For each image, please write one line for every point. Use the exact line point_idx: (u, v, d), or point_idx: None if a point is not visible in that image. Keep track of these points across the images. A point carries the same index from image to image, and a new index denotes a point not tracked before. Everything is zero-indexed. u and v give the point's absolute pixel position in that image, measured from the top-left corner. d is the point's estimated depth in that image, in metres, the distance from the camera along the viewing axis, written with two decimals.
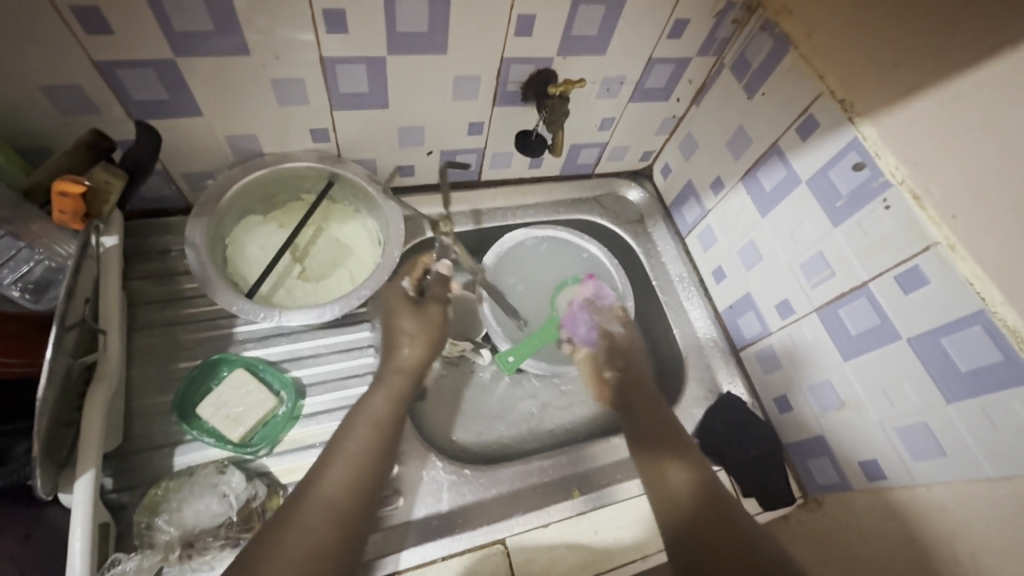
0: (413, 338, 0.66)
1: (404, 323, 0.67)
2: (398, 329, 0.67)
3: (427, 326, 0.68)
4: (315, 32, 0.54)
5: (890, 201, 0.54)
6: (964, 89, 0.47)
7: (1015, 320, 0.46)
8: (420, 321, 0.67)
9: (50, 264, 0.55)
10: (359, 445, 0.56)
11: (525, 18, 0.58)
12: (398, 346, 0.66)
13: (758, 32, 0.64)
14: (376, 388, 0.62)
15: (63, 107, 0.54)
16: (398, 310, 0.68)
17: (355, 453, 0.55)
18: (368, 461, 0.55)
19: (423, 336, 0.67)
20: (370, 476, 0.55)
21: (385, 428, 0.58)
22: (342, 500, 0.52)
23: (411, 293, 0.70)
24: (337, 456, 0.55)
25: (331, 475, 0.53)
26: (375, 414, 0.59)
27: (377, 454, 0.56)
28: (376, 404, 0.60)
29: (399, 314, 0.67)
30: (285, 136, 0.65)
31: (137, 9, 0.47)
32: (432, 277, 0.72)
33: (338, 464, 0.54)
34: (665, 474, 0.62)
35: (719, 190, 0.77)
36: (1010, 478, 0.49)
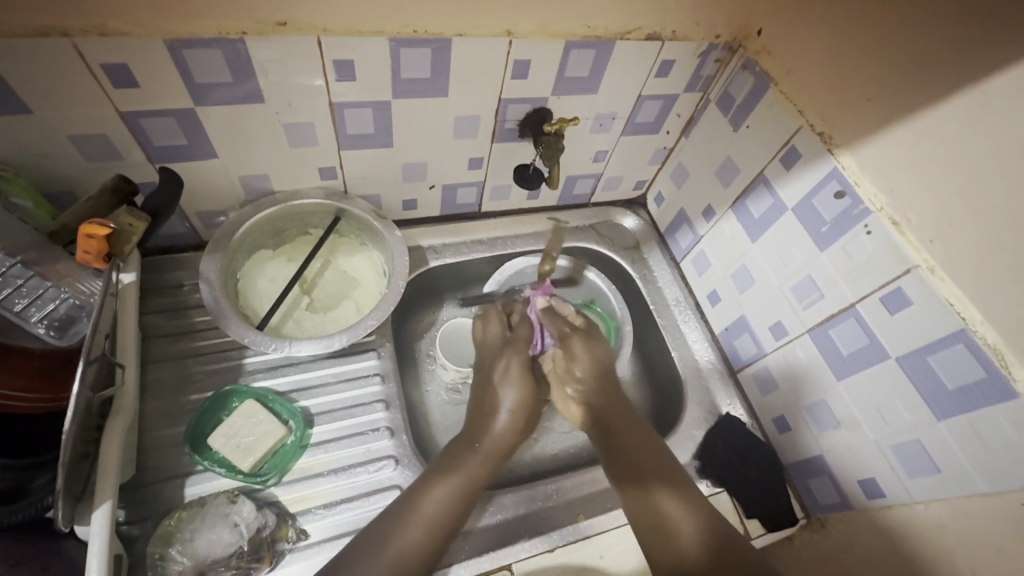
0: (514, 411, 0.70)
1: (511, 391, 0.71)
2: (499, 399, 0.70)
3: (528, 406, 0.71)
4: (326, 80, 0.58)
5: (871, 226, 0.57)
6: (931, 124, 0.50)
7: (996, 338, 0.48)
8: (529, 397, 0.71)
9: (73, 302, 0.58)
10: (437, 513, 0.59)
11: (521, 63, 0.62)
12: (495, 415, 0.69)
13: (741, 70, 0.68)
14: (468, 460, 0.64)
15: (88, 154, 0.58)
16: (514, 378, 0.72)
17: (432, 520, 0.59)
18: (441, 532, 0.59)
19: (520, 412, 0.70)
20: (438, 545, 0.58)
21: (464, 502, 0.61)
22: (409, 567, 0.55)
23: (528, 362, 0.74)
24: (412, 523, 0.58)
25: (406, 540, 0.56)
26: (459, 487, 0.62)
27: (449, 525, 0.59)
28: (468, 474, 0.63)
29: (515, 384, 0.71)
30: (295, 175, 0.69)
31: (162, 65, 0.51)
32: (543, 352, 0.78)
33: (412, 530, 0.57)
34: (663, 506, 0.61)
35: (711, 217, 0.80)
36: (1003, 492, 0.50)
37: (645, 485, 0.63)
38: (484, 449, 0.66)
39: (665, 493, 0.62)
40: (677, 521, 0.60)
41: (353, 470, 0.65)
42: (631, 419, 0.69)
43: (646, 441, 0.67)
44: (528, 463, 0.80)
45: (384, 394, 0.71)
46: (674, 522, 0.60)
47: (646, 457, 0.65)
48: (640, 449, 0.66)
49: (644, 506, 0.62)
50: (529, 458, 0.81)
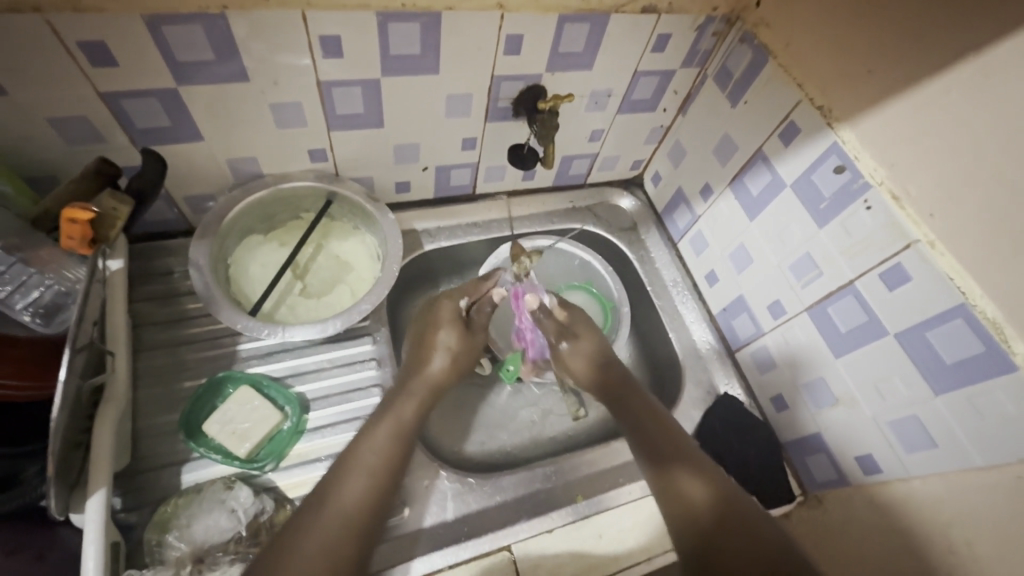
0: (445, 351, 0.70)
1: (444, 335, 0.71)
2: (434, 343, 0.70)
3: (462, 347, 0.72)
4: (312, 58, 0.56)
5: (871, 201, 0.56)
6: (934, 94, 0.49)
7: (995, 312, 0.47)
8: (462, 341, 0.72)
9: (59, 289, 0.56)
10: (381, 456, 0.59)
11: (513, 38, 0.60)
12: (429, 356, 0.70)
13: (739, 44, 0.67)
14: (401, 401, 0.64)
15: (69, 138, 0.56)
16: (444, 321, 0.72)
17: (376, 465, 0.58)
18: (386, 473, 0.58)
19: (454, 354, 0.71)
20: (387, 489, 0.57)
21: (403, 442, 0.61)
22: (359, 512, 0.55)
23: (461, 311, 0.73)
24: (353, 467, 0.57)
25: (349, 485, 0.56)
26: (398, 426, 0.61)
27: (393, 463, 0.59)
28: (402, 411, 0.63)
29: (447, 329, 0.71)
30: (285, 158, 0.67)
31: (141, 42, 0.49)
32: (483, 301, 0.76)
33: (358, 472, 0.57)
34: (683, 487, 0.60)
35: (708, 196, 0.79)
36: (999, 466, 0.50)
37: (664, 468, 0.63)
38: (416, 388, 0.66)
39: (687, 475, 0.61)
40: (693, 495, 0.59)
41: None
42: (646, 405, 0.69)
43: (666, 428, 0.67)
44: (527, 446, 0.80)
45: (381, 378, 0.70)
46: (690, 495, 0.60)
47: (667, 441, 0.65)
48: (665, 432, 0.66)
49: (665, 484, 0.62)
50: (527, 440, 0.81)
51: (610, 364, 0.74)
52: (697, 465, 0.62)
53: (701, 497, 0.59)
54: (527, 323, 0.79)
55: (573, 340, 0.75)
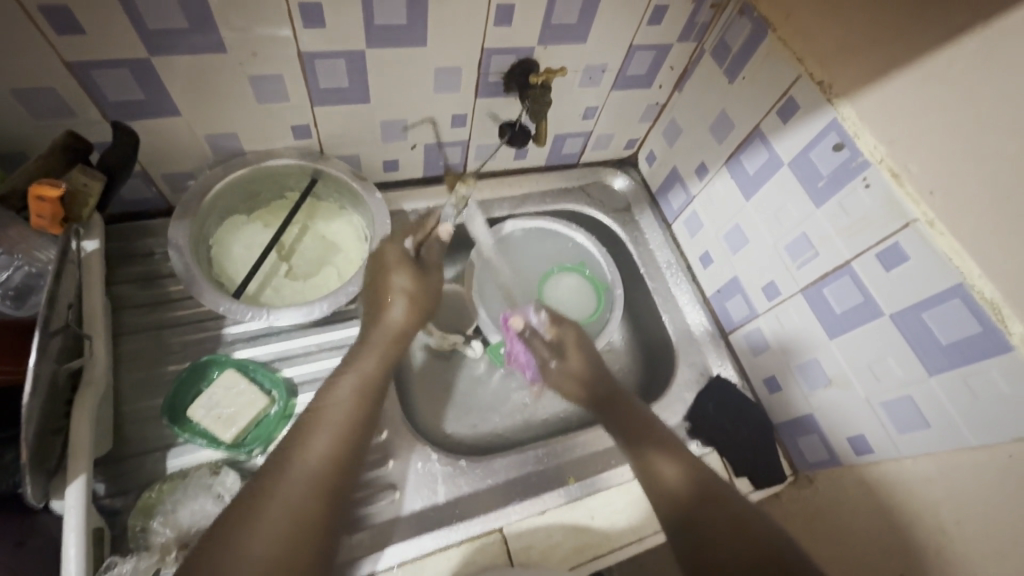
0: (402, 298, 0.64)
1: (398, 280, 0.64)
2: (390, 290, 0.64)
3: (419, 293, 0.65)
4: (293, 28, 0.53)
5: (870, 179, 0.55)
6: (938, 68, 0.47)
7: (993, 293, 0.47)
8: (419, 284, 0.65)
9: (29, 270, 0.54)
10: (344, 414, 0.56)
11: (505, 8, 0.58)
12: (386, 306, 0.64)
13: (738, 16, 0.65)
14: (364, 355, 0.61)
15: (37, 111, 0.53)
16: (393, 264, 0.65)
17: (338, 421, 0.56)
18: (349, 431, 0.56)
19: (413, 299, 0.65)
20: (353, 446, 0.55)
21: (367, 398, 0.59)
22: (324, 469, 0.52)
23: (409, 252, 0.67)
24: (316, 426, 0.55)
25: (312, 446, 0.53)
26: (363, 383, 0.59)
27: (357, 420, 0.57)
28: (368, 366, 0.60)
29: (400, 271, 0.64)
30: (266, 134, 0.65)
31: (109, 9, 0.47)
32: (432, 238, 0.70)
33: (320, 434, 0.54)
34: (662, 473, 0.61)
35: (704, 175, 0.77)
36: (992, 446, 0.50)
37: (641, 450, 0.64)
38: (377, 340, 0.63)
39: (664, 456, 0.62)
40: (674, 480, 0.60)
41: None
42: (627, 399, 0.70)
43: (643, 414, 0.68)
44: (518, 428, 0.80)
45: None
46: (670, 479, 0.60)
47: (644, 426, 0.66)
48: (641, 418, 0.67)
49: (643, 469, 0.62)
50: (520, 423, 0.80)
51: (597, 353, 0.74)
52: (673, 449, 0.63)
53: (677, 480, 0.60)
54: (518, 351, 0.76)
55: (562, 359, 0.75)
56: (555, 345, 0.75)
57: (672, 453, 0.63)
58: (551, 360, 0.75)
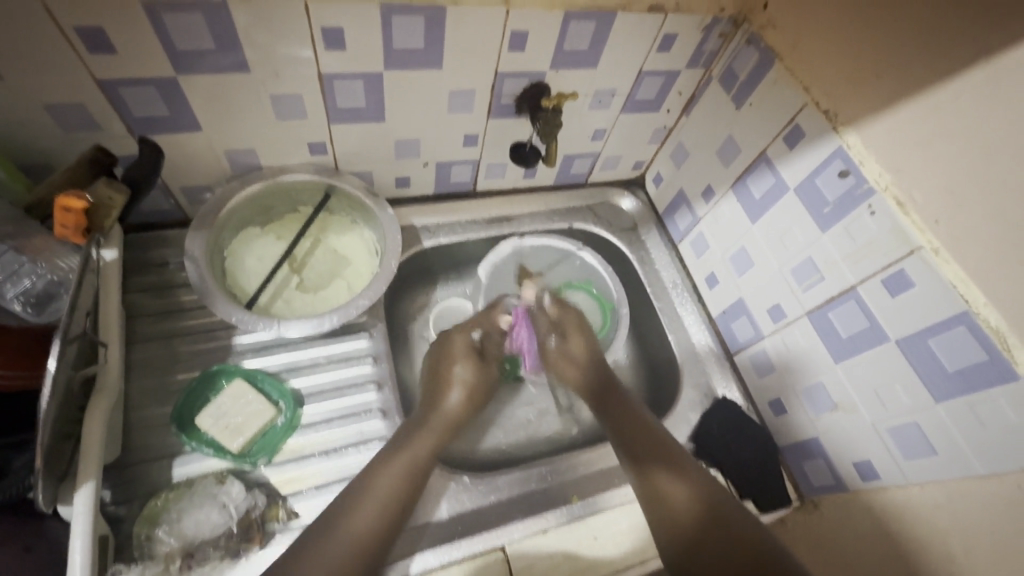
0: (462, 386, 0.71)
1: (460, 369, 0.72)
2: (450, 377, 0.71)
3: (479, 383, 0.73)
4: (314, 50, 0.55)
5: (875, 206, 0.55)
6: (942, 99, 0.48)
7: (998, 321, 0.47)
8: (477, 374, 0.73)
9: (51, 278, 0.55)
10: (394, 489, 0.59)
11: (518, 35, 0.60)
12: (445, 392, 0.70)
13: (745, 44, 0.66)
14: (421, 436, 0.64)
15: (65, 125, 0.55)
16: (460, 356, 0.73)
17: (389, 493, 0.59)
18: (397, 506, 0.59)
19: (471, 389, 0.72)
20: (397, 519, 0.58)
21: (419, 476, 0.62)
22: (368, 542, 0.56)
23: (474, 343, 0.74)
24: (369, 497, 0.58)
25: (362, 513, 0.57)
26: (416, 460, 0.62)
27: (405, 495, 0.60)
28: (424, 445, 0.64)
29: (463, 362, 0.72)
30: (283, 150, 0.67)
31: (140, 30, 0.49)
32: (494, 329, 0.77)
33: (371, 505, 0.57)
34: (664, 489, 0.61)
35: (710, 198, 0.78)
36: (999, 475, 0.50)
37: (645, 468, 0.63)
38: (433, 424, 0.66)
39: (671, 472, 0.62)
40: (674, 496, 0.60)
41: (345, 451, 0.64)
42: (628, 412, 0.69)
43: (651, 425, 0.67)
44: (522, 445, 0.80)
45: (376, 374, 0.69)
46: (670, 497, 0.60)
47: (651, 437, 0.66)
48: (653, 436, 0.66)
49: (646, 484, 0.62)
50: (524, 439, 0.80)
51: (603, 377, 0.75)
52: (677, 462, 0.63)
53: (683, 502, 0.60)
54: (523, 337, 0.78)
55: (562, 339, 0.77)
56: (556, 322, 0.78)
57: (678, 468, 0.62)
58: (552, 337, 0.77)
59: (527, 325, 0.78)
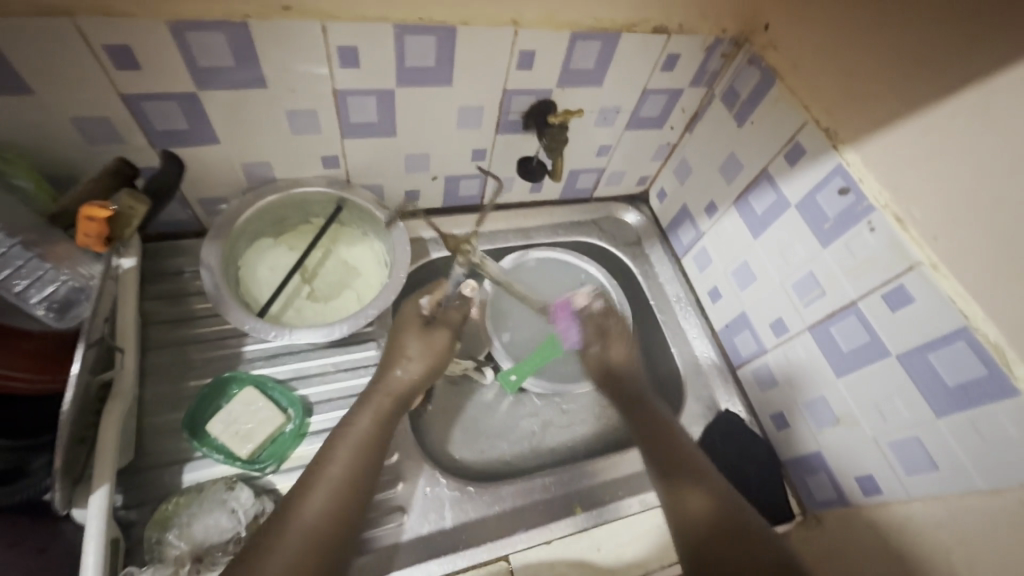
0: (411, 358, 0.66)
1: (408, 346, 0.67)
2: (396, 349, 0.67)
3: (429, 351, 0.67)
4: (330, 67, 0.57)
5: (874, 223, 0.57)
6: (937, 120, 0.50)
7: (997, 336, 0.48)
8: (424, 342, 0.67)
9: (73, 284, 0.57)
10: (344, 471, 0.57)
11: (526, 54, 0.62)
12: (394, 367, 0.66)
13: (746, 65, 0.68)
14: (362, 413, 0.62)
15: (91, 138, 0.58)
16: (407, 327, 0.68)
17: (340, 477, 0.56)
18: (350, 489, 0.56)
19: (420, 360, 0.67)
20: (353, 502, 0.56)
21: (369, 456, 0.59)
22: (321, 528, 0.53)
23: (422, 313, 0.69)
24: (316, 483, 0.55)
25: (311, 500, 0.54)
26: (362, 440, 0.59)
27: (357, 475, 0.57)
28: (364, 422, 0.61)
29: (407, 333, 0.67)
30: (297, 163, 0.69)
31: (165, 49, 0.51)
32: (448, 297, 0.71)
33: (320, 490, 0.55)
34: (690, 496, 0.61)
35: (713, 214, 0.80)
36: (1001, 490, 0.50)
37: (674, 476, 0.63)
38: (378, 397, 0.63)
39: (698, 482, 0.62)
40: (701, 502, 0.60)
41: None
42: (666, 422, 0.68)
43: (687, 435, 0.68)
44: (526, 456, 0.80)
45: None
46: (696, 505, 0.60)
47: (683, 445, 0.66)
48: (679, 446, 0.66)
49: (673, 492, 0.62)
50: (528, 450, 0.81)
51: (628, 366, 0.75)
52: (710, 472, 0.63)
53: (705, 510, 0.59)
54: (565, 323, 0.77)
55: (602, 346, 0.75)
56: (601, 331, 0.75)
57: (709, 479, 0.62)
58: (593, 345, 0.75)
59: (569, 317, 0.77)
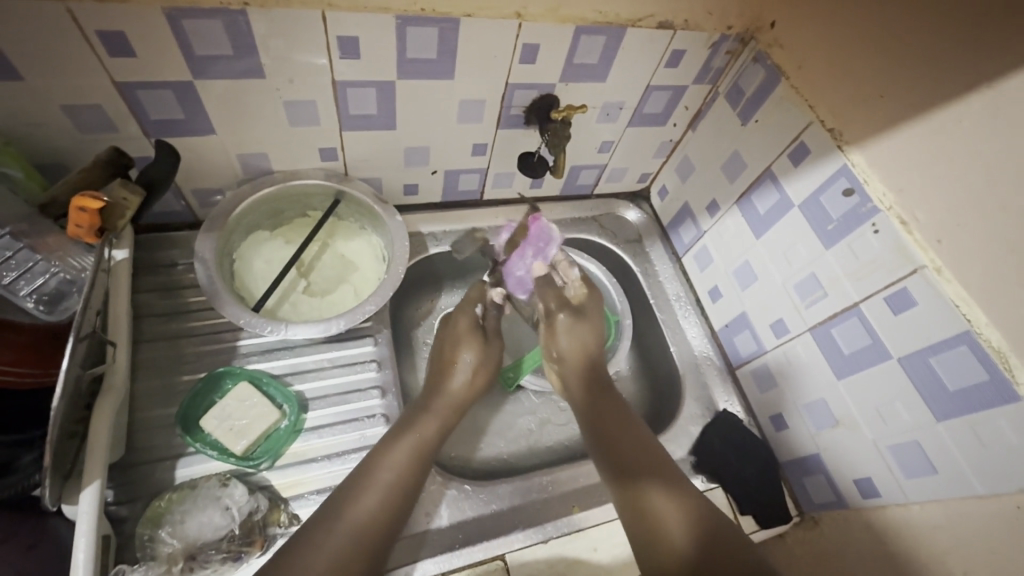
0: (471, 369, 0.70)
1: (464, 354, 0.71)
2: (455, 361, 0.70)
3: (484, 363, 0.71)
4: (329, 58, 0.56)
5: (879, 225, 0.56)
6: (945, 121, 0.49)
7: (999, 341, 0.48)
8: (482, 354, 0.71)
9: (64, 276, 0.57)
10: (399, 471, 0.58)
11: (530, 47, 0.61)
12: (450, 375, 0.69)
13: (752, 62, 0.67)
14: (423, 418, 0.64)
15: (83, 126, 0.56)
16: (466, 338, 0.72)
17: (395, 476, 0.58)
18: (402, 490, 0.58)
19: (477, 370, 0.70)
20: (403, 502, 0.57)
21: (423, 460, 0.61)
22: (374, 525, 0.55)
23: (479, 321, 0.74)
24: (373, 481, 0.57)
25: (365, 497, 0.56)
26: (419, 443, 0.61)
27: (411, 476, 0.59)
28: (427, 426, 0.63)
29: (467, 346, 0.71)
30: (295, 155, 0.67)
31: (160, 35, 0.50)
32: (489, 304, 0.77)
33: (375, 488, 0.56)
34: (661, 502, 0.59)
35: (715, 212, 0.79)
36: (999, 495, 0.50)
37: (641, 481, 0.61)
38: (438, 406, 0.66)
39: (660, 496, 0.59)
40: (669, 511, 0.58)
41: (348, 456, 0.64)
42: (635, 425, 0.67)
43: (649, 446, 0.65)
44: (523, 454, 0.80)
45: (381, 380, 0.70)
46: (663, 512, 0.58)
47: (645, 458, 0.63)
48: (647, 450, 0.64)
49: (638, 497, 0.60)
50: (525, 448, 0.80)
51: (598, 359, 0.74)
52: (672, 482, 0.61)
53: (680, 537, 0.56)
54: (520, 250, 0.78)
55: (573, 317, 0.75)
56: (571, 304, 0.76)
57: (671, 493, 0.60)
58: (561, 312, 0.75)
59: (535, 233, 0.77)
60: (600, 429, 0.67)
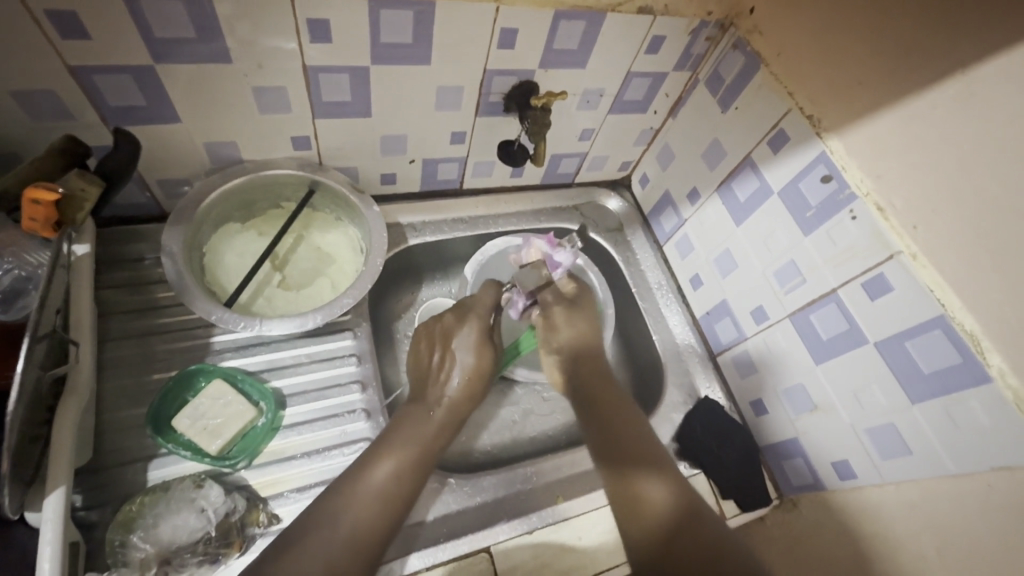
0: (464, 370, 0.65)
1: (460, 351, 0.65)
2: (450, 361, 0.65)
3: (480, 367, 0.65)
4: (299, 41, 0.54)
5: (856, 211, 0.57)
6: (921, 108, 0.50)
7: (973, 323, 0.49)
8: (478, 355, 0.66)
9: (19, 273, 0.54)
10: (395, 474, 0.56)
11: (508, 32, 0.59)
12: (443, 376, 0.64)
13: (731, 49, 0.67)
14: (425, 419, 0.61)
15: (36, 114, 0.53)
16: (461, 335, 0.66)
17: (389, 479, 0.56)
18: (397, 493, 0.56)
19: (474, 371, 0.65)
20: (398, 504, 0.55)
21: (422, 465, 0.58)
22: (365, 530, 0.52)
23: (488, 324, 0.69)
24: (364, 482, 0.55)
25: (358, 500, 0.54)
26: (418, 446, 0.59)
27: (408, 479, 0.57)
28: (427, 428, 0.60)
29: (462, 343, 0.66)
30: (266, 144, 0.65)
31: (116, 16, 0.47)
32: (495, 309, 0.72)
33: (367, 492, 0.54)
34: (645, 490, 0.57)
35: (696, 200, 0.79)
36: (973, 473, 0.52)
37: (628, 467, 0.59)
38: (436, 405, 0.62)
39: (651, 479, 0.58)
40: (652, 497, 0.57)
41: (329, 453, 0.63)
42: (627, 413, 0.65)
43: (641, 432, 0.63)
44: (507, 446, 0.79)
45: (360, 375, 0.68)
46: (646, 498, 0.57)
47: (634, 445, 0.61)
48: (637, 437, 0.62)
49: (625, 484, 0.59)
50: (509, 440, 0.80)
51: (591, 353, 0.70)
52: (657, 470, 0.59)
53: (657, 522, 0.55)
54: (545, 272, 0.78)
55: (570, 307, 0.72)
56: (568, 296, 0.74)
57: (663, 479, 0.58)
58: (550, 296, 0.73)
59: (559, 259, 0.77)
60: (592, 415, 0.65)
